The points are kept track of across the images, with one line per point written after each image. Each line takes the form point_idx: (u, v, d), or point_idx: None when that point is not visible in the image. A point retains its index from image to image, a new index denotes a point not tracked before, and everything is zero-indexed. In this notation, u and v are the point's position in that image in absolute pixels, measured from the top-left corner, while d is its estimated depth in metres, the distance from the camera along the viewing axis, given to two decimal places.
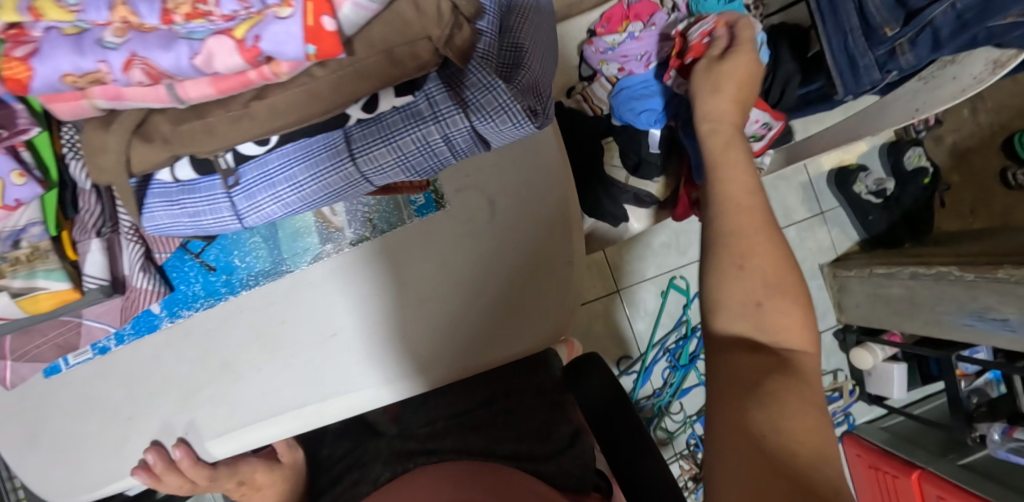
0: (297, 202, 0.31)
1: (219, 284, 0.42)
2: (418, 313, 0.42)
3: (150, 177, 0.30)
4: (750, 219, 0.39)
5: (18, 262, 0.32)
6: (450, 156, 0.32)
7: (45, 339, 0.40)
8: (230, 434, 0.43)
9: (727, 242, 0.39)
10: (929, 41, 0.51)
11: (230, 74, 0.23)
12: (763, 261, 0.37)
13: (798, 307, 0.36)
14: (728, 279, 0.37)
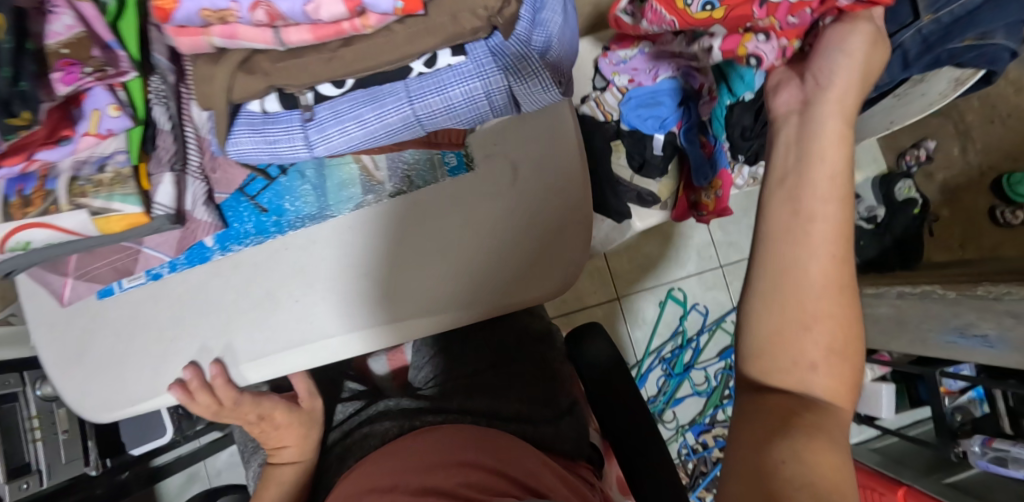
0: (360, 138, 0.37)
1: (269, 224, 0.47)
2: (443, 261, 0.47)
3: (241, 107, 0.36)
4: (830, 268, 0.32)
5: (102, 184, 0.40)
6: (489, 109, 0.39)
7: (110, 260, 0.47)
8: (263, 359, 0.47)
9: (794, 285, 0.33)
10: (900, 61, 0.47)
11: (329, 23, 0.30)
12: (827, 318, 0.32)
13: (850, 368, 0.32)
14: (780, 325, 0.33)
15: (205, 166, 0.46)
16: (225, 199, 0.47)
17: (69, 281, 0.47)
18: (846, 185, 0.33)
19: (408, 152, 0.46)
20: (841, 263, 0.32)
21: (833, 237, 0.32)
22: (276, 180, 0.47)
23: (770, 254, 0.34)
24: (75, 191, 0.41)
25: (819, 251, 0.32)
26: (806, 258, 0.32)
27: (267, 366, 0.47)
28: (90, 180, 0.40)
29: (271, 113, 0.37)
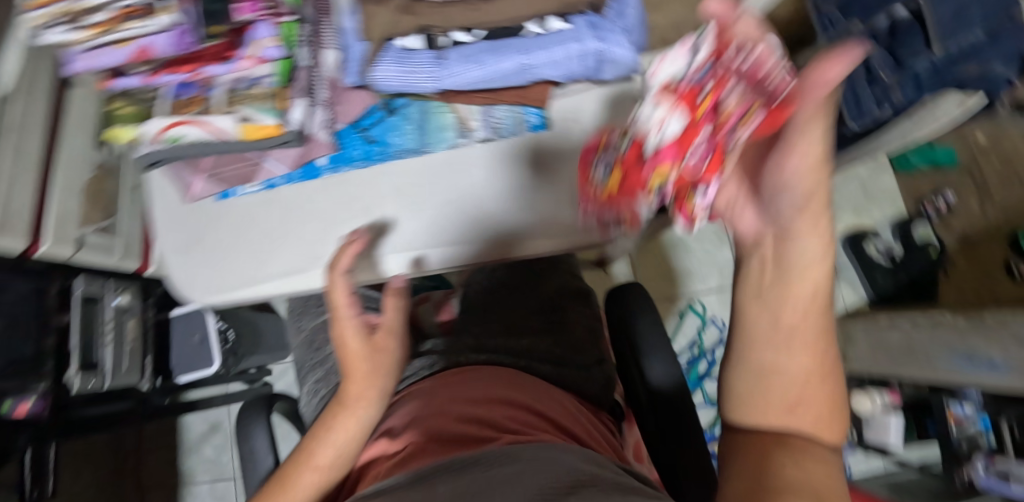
0: (479, 76, 0.48)
1: (374, 152, 0.56)
2: (519, 198, 0.54)
3: (393, 41, 0.47)
4: (809, 349, 0.30)
5: (252, 97, 0.50)
6: (578, 66, 0.49)
7: (239, 167, 0.54)
8: (354, 260, 0.54)
9: (776, 361, 0.30)
10: (913, 83, 0.59)
11: None
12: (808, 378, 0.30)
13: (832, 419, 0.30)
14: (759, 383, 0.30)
15: (330, 98, 0.54)
16: (341, 128, 0.55)
17: (202, 177, 0.54)
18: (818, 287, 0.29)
19: (500, 109, 0.55)
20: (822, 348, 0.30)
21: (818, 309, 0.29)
22: (385, 118, 0.56)
23: (751, 350, 0.30)
24: (231, 101, 0.50)
25: (799, 349, 0.29)
26: (776, 357, 0.30)
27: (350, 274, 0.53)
28: (247, 95, 0.50)
29: (413, 51, 0.47)
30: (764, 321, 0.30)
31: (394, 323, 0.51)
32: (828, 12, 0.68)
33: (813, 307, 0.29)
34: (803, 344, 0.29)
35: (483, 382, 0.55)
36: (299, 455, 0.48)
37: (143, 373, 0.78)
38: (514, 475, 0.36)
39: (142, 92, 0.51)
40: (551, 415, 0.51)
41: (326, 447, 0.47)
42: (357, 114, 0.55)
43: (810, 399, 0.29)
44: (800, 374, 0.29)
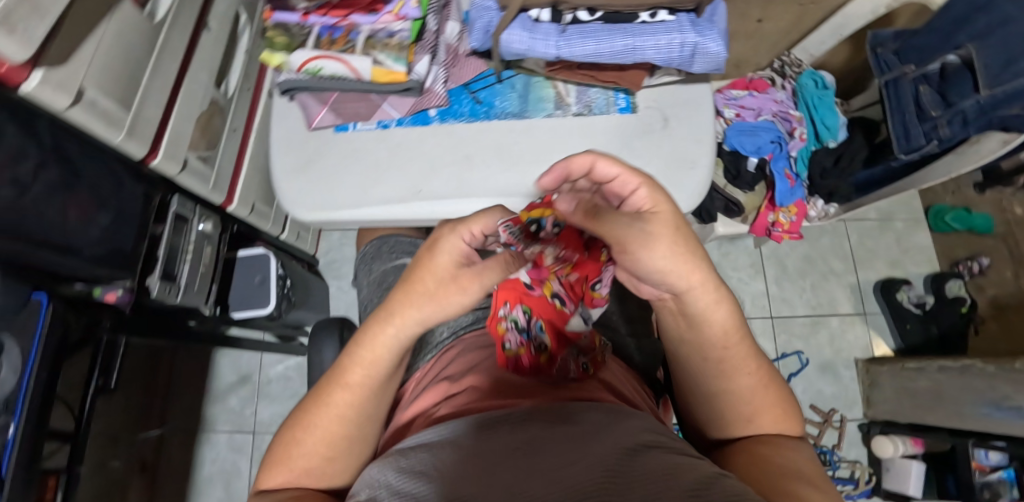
0: (591, 51, 0.55)
1: (479, 111, 0.63)
2: None
3: (524, 12, 0.55)
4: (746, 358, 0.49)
5: (388, 46, 0.58)
6: (675, 55, 0.55)
7: (358, 106, 0.61)
8: (449, 200, 0.60)
9: (737, 375, 0.49)
10: (961, 120, 0.68)
11: None
12: (760, 397, 0.50)
13: (775, 407, 0.50)
14: (740, 406, 0.49)
15: (448, 61, 0.62)
16: (453, 87, 0.62)
17: (325, 109, 0.61)
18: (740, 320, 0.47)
19: (593, 90, 0.63)
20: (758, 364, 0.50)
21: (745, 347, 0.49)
22: (494, 84, 0.63)
23: (727, 376, 0.49)
24: (369, 46, 0.58)
25: (744, 371, 0.49)
26: (731, 384, 0.49)
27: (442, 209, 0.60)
28: (383, 43, 0.58)
29: (539, 22, 0.55)
30: (721, 355, 0.48)
31: (491, 283, 0.40)
32: (885, 53, 0.76)
33: (734, 340, 0.48)
34: (745, 358, 0.48)
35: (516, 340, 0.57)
36: (333, 372, 0.48)
37: (207, 298, 0.83)
38: (575, 440, 0.39)
39: (298, 26, 0.58)
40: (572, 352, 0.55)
41: (362, 369, 0.47)
42: (467, 79, 0.62)
43: (766, 407, 0.50)
44: (750, 394, 0.49)
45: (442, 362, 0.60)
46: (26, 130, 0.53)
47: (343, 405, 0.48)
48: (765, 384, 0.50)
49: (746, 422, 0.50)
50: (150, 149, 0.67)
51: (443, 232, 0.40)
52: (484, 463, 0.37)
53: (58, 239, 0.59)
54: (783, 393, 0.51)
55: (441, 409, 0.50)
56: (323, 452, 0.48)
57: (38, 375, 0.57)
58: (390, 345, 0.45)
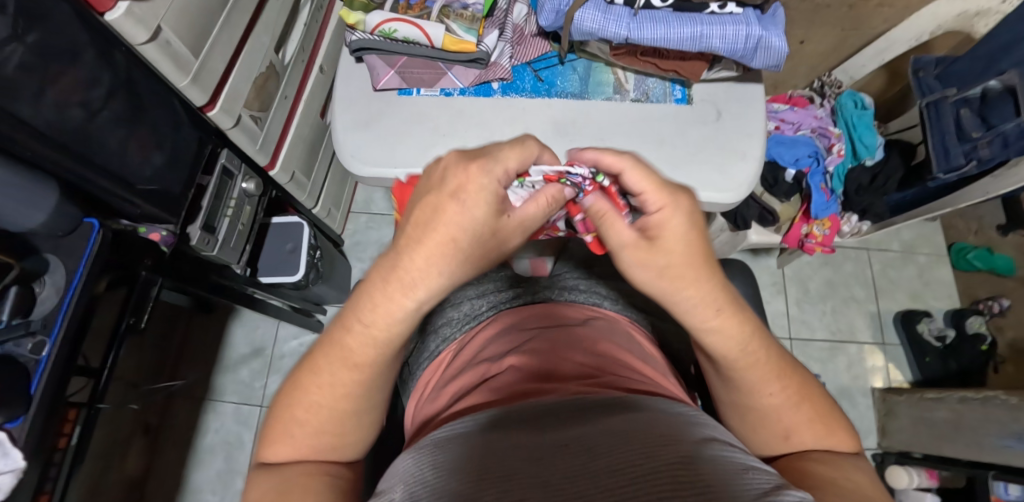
0: (659, 37, 0.56)
1: (540, 88, 0.64)
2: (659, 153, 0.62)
3: None
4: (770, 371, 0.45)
5: (462, 17, 0.61)
6: (739, 48, 0.56)
7: (423, 73, 0.62)
8: None
9: (764, 390, 0.45)
10: (1001, 143, 0.69)
11: None
12: (796, 414, 0.45)
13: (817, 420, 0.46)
14: (777, 420, 0.46)
15: (514, 40, 0.64)
16: (516, 64, 0.64)
17: (391, 72, 0.62)
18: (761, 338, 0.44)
19: (651, 80, 0.65)
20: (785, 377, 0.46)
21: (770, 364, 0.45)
22: (556, 65, 0.65)
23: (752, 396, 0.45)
24: (443, 15, 0.61)
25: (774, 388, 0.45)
26: (754, 401, 0.45)
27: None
28: (456, 13, 0.61)
29: (612, 4, 0.57)
30: (740, 371, 0.44)
31: (531, 221, 0.39)
32: (926, 76, 0.79)
33: (750, 358, 0.44)
34: (765, 378, 0.44)
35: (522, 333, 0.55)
36: (327, 336, 0.39)
37: (240, 257, 0.83)
38: (628, 431, 0.36)
39: None
40: (592, 344, 0.54)
41: (366, 341, 0.37)
42: (530, 57, 0.65)
43: (805, 422, 0.45)
44: (777, 411, 0.45)
45: (452, 358, 0.58)
46: (105, 57, 0.55)
47: (347, 385, 0.39)
48: (795, 400, 0.45)
49: (781, 439, 0.46)
50: (210, 99, 0.67)
51: (475, 174, 0.34)
52: (522, 455, 0.35)
53: (116, 169, 0.60)
54: (822, 407, 0.46)
55: (467, 399, 0.48)
56: (331, 428, 0.41)
57: (79, 298, 0.58)
58: (403, 317, 0.36)
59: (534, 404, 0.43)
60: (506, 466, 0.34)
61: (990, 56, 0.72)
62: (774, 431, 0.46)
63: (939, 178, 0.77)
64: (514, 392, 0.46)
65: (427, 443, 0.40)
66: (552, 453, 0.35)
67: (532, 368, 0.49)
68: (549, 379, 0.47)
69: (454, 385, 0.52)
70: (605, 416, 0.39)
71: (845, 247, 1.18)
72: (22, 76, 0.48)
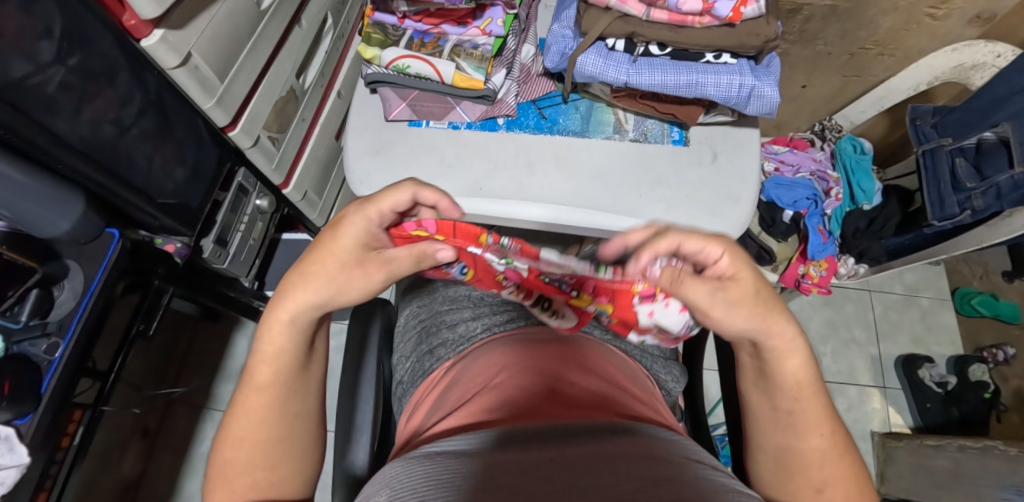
0: (656, 83, 0.59)
1: (543, 125, 0.67)
2: (654, 192, 0.64)
3: (600, 40, 0.60)
4: (817, 410, 0.45)
5: (472, 56, 0.64)
6: (733, 95, 0.59)
7: (432, 106, 0.66)
8: (506, 200, 0.63)
9: (805, 428, 0.45)
10: (995, 194, 0.70)
11: (686, 13, 0.54)
12: (831, 461, 0.45)
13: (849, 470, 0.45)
14: (811, 470, 0.45)
15: (521, 78, 0.67)
16: (522, 101, 0.68)
17: (403, 104, 0.66)
18: (810, 372, 0.45)
19: (650, 121, 0.68)
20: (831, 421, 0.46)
21: (814, 406, 0.45)
22: (560, 104, 0.68)
23: (797, 436, 0.46)
24: (454, 53, 0.64)
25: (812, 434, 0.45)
26: (798, 444, 0.46)
27: (501, 210, 0.63)
28: (467, 53, 0.64)
29: (613, 50, 0.60)
30: (795, 402, 0.45)
31: (399, 266, 0.44)
32: (924, 125, 0.81)
33: (807, 394, 0.45)
34: (814, 420, 0.45)
35: (517, 347, 0.57)
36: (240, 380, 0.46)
37: (248, 271, 0.86)
38: (617, 455, 0.38)
39: (393, 28, 0.65)
40: (584, 362, 0.55)
41: (266, 362, 0.45)
42: (535, 95, 0.68)
43: (841, 475, 0.45)
44: (820, 462, 0.45)
45: (446, 374, 0.60)
46: (138, 79, 0.59)
47: (264, 407, 0.45)
48: (837, 455, 0.45)
49: (813, 492, 0.45)
50: (232, 120, 0.71)
51: (352, 212, 0.42)
52: (513, 473, 0.37)
53: (139, 182, 0.63)
54: (861, 471, 0.45)
55: (463, 415, 0.49)
56: (262, 463, 0.45)
57: (94, 305, 0.61)
58: (285, 330, 0.44)
59: (531, 424, 0.44)
60: (497, 484, 0.36)
61: (985, 108, 0.74)
62: (808, 482, 0.45)
63: (933, 226, 0.78)
64: (507, 410, 0.47)
65: (426, 457, 0.41)
66: (540, 469, 0.37)
67: (524, 384, 0.51)
68: (542, 398, 0.49)
69: (448, 399, 0.54)
70: (596, 438, 0.41)
71: (846, 288, 1.18)
72: (61, 94, 0.52)
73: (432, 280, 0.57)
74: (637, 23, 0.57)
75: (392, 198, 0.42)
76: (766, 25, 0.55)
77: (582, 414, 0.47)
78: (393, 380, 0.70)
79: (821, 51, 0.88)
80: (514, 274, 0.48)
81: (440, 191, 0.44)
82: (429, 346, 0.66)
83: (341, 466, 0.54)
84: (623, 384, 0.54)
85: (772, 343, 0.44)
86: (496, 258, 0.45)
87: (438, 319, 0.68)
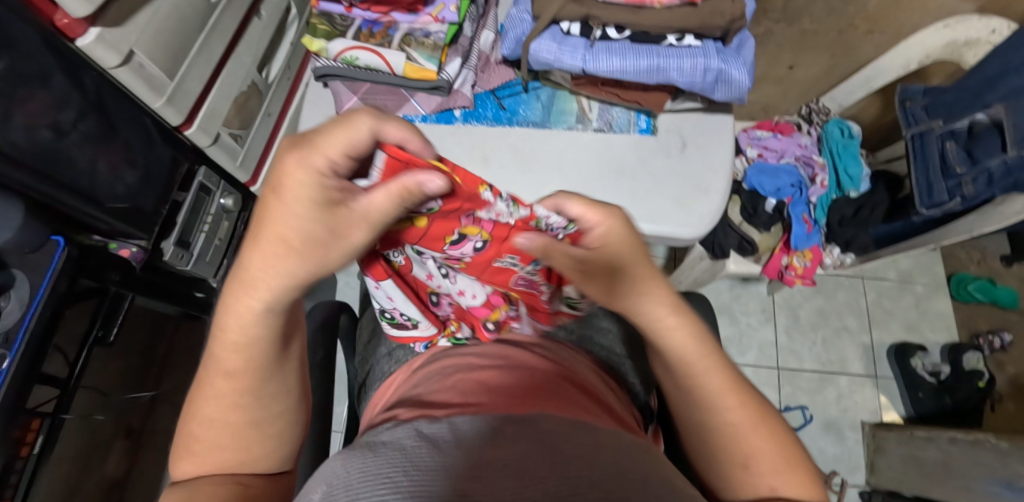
0: (615, 68, 0.56)
1: (502, 117, 0.65)
2: (618, 184, 0.62)
3: (553, 25, 0.58)
4: (721, 377, 0.45)
5: (424, 45, 0.63)
6: (698, 80, 0.56)
7: (387, 99, 0.65)
8: None
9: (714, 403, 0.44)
10: (986, 180, 0.67)
11: None
12: (756, 437, 0.44)
13: (771, 435, 0.44)
14: (733, 471, 0.44)
15: (478, 67, 0.67)
16: (479, 92, 0.67)
17: (355, 98, 0.65)
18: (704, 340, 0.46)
19: (616, 109, 0.65)
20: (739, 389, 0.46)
21: (720, 376, 0.45)
22: (520, 93, 0.67)
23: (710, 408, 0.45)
24: (404, 43, 0.62)
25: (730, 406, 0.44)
26: (716, 419, 0.45)
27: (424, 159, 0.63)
28: (419, 42, 0.63)
29: (568, 35, 0.58)
30: (698, 378, 0.45)
31: (380, 215, 0.36)
32: (914, 106, 0.77)
33: (707, 359, 0.45)
34: (725, 387, 0.45)
35: (489, 354, 0.57)
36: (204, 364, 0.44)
37: (216, 271, 0.85)
38: (576, 460, 0.37)
39: (341, 17, 0.64)
40: (550, 367, 0.56)
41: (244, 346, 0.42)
42: (494, 84, 0.66)
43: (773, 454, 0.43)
44: (739, 432, 0.44)
45: (405, 380, 0.59)
46: (74, 80, 0.56)
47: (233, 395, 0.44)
48: (759, 423, 0.44)
49: (739, 468, 0.43)
50: (186, 119, 0.69)
51: (292, 164, 0.34)
52: (455, 462, 0.37)
53: (84, 188, 0.61)
54: (784, 434, 0.45)
55: (447, 410, 0.47)
56: (232, 443, 0.43)
57: (40, 316, 0.59)
58: (256, 313, 0.40)
59: (483, 418, 0.44)
60: (438, 469, 0.36)
61: (978, 87, 0.69)
62: (732, 462, 0.44)
63: (922, 214, 0.74)
64: (463, 403, 0.48)
65: (373, 449, 0.40)
66: (486, 465, 0.37)
67: (487, 382, 0.52)
68: (504, 392, 0.50)
69: (405, 395, 0.55)
70: (553, 435, 0.40)
71: (837, 275, 1.15)
72: None
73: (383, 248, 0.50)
74: (592, 6, 0.55)
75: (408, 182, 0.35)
76: (731, 3, 0.53)
77: (544, 409, 0.47)
78: (358, 382, 0.69)
79: (807, 30, 0.84)
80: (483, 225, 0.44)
81: (411, 127, 0.37)
82: (391, 349, 0.67)
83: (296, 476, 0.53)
84: (588, 390, 0.54)
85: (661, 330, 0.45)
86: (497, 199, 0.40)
87: None
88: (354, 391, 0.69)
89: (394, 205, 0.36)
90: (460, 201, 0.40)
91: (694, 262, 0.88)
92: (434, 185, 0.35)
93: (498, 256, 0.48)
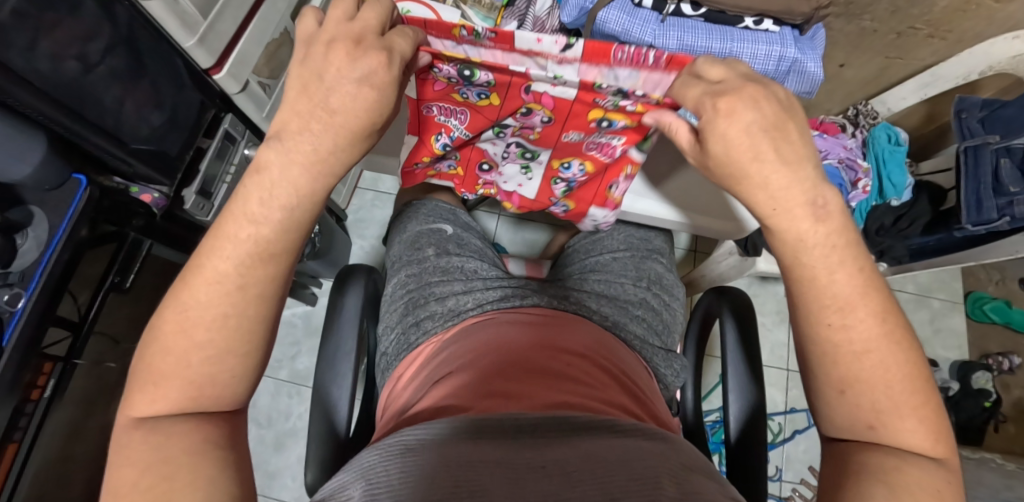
0: (686, 45, 0.53)
1: None
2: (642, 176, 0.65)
3: None
4: (869, 327, 0.35)
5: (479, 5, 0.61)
6: (771, 69, 0.53)
7: None
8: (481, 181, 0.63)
9: (832, 367, 0.36)
10: None
11: None
12: (876, 395, 0.35)
13: (923, 429, 0.35)
14: (863, 442, 0.36)
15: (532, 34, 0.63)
16: None
17: None
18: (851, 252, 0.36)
19: None
20: (885, 353, 0.35)
21: (868, 331, 0.35)
22: None
23: (827, 370, 0.36)
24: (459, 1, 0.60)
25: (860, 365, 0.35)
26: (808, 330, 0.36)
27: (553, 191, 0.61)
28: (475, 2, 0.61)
29: (639, 7, 0.54)
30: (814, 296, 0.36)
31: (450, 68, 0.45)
32: (969, 118, 0.74)
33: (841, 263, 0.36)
34: (840, 324, 0.35)
35: (511, 330, 0.57)
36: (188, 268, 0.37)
37: None
38: (620, 460, 0.37)
39: None
40: (578, 348, 0.55)
41: (247, 222, 0.36)
42: None
43: (896, 403, 0.35)
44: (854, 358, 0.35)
45: (432, 355, 0.58)
46: (106, 10, 0.52)
47: (198, 304, 0.35)
48: (893, 344, 0.35)
49: (865, 429, 0.35)
50: (216, 62, 0.64)
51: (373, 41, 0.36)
52: (502, 454, 0.38)
53: (110, 125, 0.58)
54: (928, 386, 0.36)
55: (471, 403, 0.47)
56: (199, 354, 0.36)
57: (59, 256, 0.58)
58: (236, 244, 0.36)
59: (520, 410, 0.45)
60: (480, 462, 0.37)
61: None
62: (828, 381, 0.36)
63: (967, 229, 0.75)
64: (498, 388, 0.48)
65: (399, 445, 0.40)
66: (526, 458, 0.38)
67: (520, 364, 0.51)
68: (535, 378, 0.50)
69: (434, 373, 0.54)
70: (594, 442, 0.40)
71: None
72: (17, 23, 0.45)
73: (433, 119, 0.54)
74: None
75: (396, 35, 0.38)
76: None
77: (578, 402, 0.47)
78: (378, 351, 0.66)
79: (866, 28, 0.80)
80: (546, 102, 0.47)
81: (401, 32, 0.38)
82: (416, 318, 0.62)
83: (317, 441, 0.54)
84: (616, 375, 0.54)
85: (773, 222, 0.36)
86: (543, 74, 0.43)
87: (425, 291, 0.65)
88: (373, 360, 0.67)
89: (388, 78, 0.36)
90: (502, 107, 0.50)
91: (722, 257, 0.89)
92: (425, 61, 0.43)
93: (565, 132, 0.53)
